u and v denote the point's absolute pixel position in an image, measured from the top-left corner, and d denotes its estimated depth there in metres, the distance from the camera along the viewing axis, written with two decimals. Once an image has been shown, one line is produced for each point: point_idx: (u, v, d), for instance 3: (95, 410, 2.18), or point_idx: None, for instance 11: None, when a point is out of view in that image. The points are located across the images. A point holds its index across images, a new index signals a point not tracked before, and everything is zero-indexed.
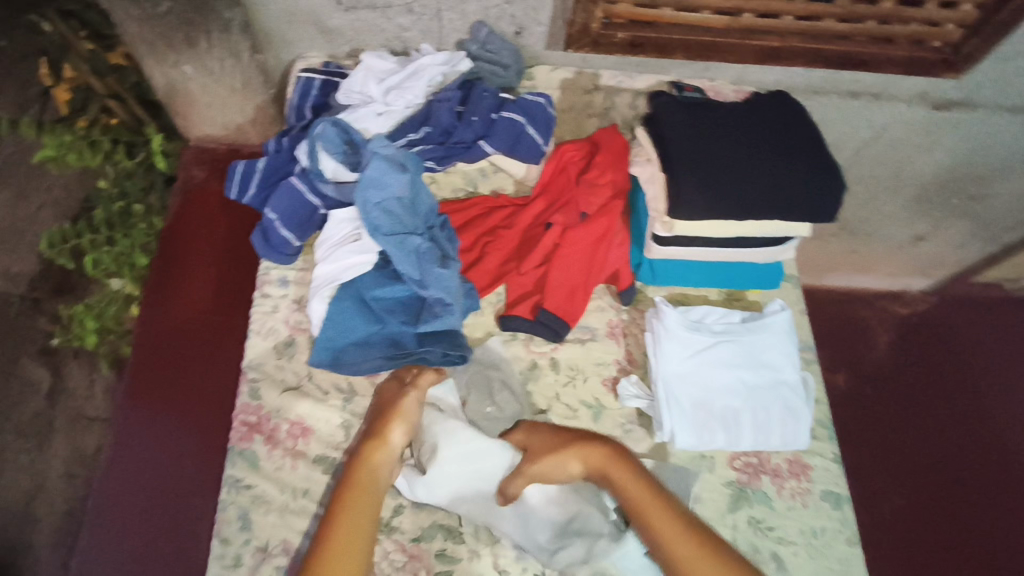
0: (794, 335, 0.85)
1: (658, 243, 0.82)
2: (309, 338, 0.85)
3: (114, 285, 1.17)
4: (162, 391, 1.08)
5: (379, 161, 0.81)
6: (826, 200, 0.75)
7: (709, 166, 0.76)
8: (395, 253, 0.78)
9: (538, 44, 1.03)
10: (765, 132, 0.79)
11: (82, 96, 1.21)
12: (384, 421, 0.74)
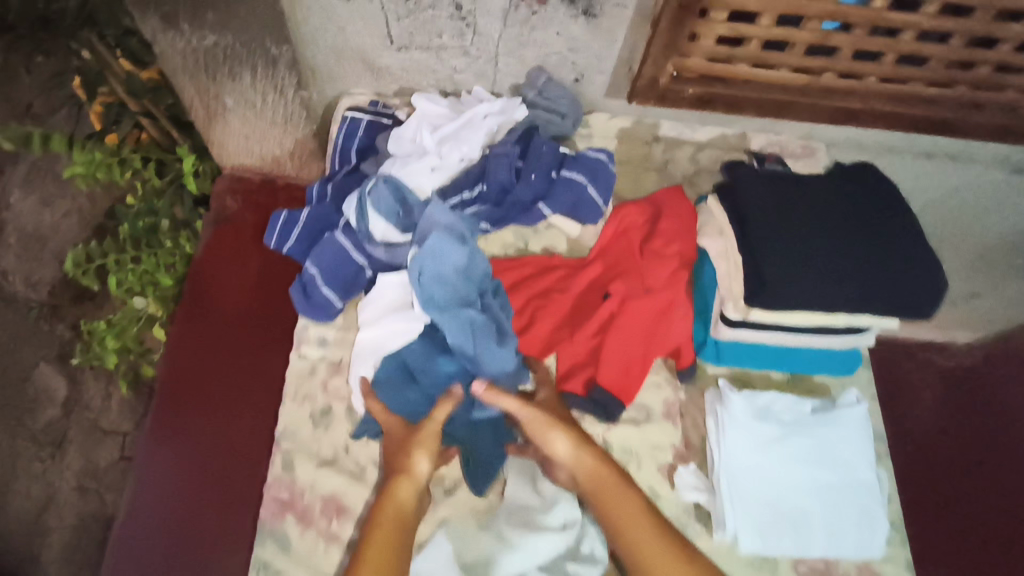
0: (869, 431, 0.79)
1: (726, 325, 0.76)
2: (347, 406, 0.80)
3: (137, 304, 1.23)
4: (192, 409, 1.02)
5: (438, 232, 0.78)
6: (923, 296, 0.69)
7: (794, 256, 0.69)
8: (450, 327, 0.75)
9: (597, 91, 0.98)
10: (853, 218, 0.72)
11: (114, 113, 1.20)
12: (404, 450, 0.71)
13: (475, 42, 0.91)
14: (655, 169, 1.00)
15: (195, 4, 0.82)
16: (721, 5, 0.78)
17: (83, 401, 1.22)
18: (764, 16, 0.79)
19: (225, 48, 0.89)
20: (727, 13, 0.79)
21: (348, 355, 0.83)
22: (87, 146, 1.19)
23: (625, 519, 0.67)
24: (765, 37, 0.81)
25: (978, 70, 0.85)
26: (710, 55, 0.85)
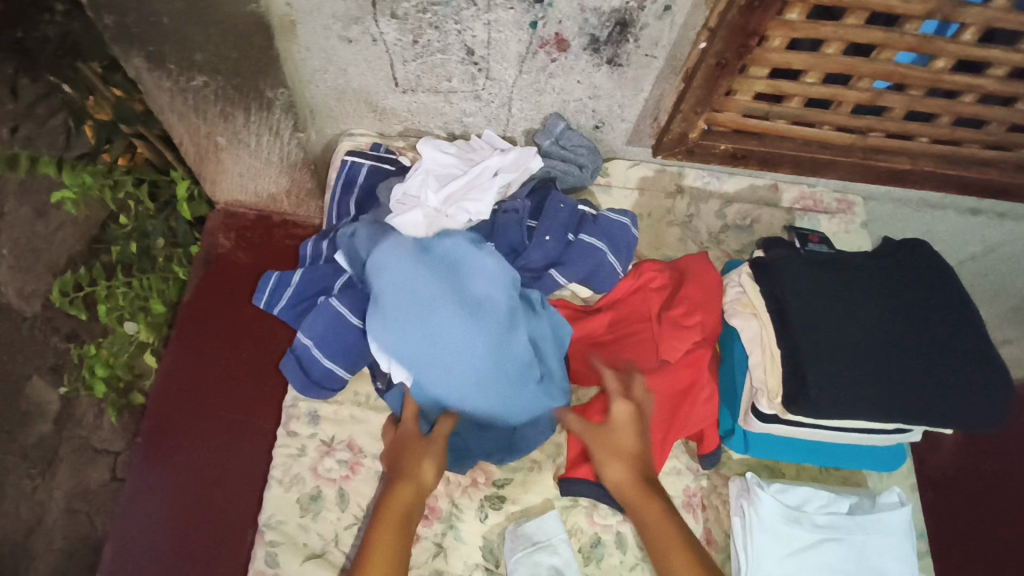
0: (913, 536, 0.71)
1: (759, 419, 0.69)
2: (339, 491, 0.73)
3: (127, 329, 1.14)
4: (178, 439, 1.02)
5: (386, 256, 0.70)
6: (976, 408, 0.64)
7: (839, 358, 0.64)
8: (468, 342, 0.68)
9: (617, 138, 0.90)
10: (899, 315, 0.68)
11: (106, 133, 1.06)
12: (410, 454, 0.68)
13: (487, 86, 0.83)
14: (678, 224, 0.92)
15: (183, 46, 0.75)
16: (764, 62, 0.71)
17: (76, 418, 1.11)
18: (809, 74, 0.72)
19: (216, 89, 0.82)
20: (768, 69, 0.73)
21: (340, 432, 0.75)
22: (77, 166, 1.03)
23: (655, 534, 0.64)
24: (809, 95, 0.74)
25: None
26: (747, 109, 0.78)
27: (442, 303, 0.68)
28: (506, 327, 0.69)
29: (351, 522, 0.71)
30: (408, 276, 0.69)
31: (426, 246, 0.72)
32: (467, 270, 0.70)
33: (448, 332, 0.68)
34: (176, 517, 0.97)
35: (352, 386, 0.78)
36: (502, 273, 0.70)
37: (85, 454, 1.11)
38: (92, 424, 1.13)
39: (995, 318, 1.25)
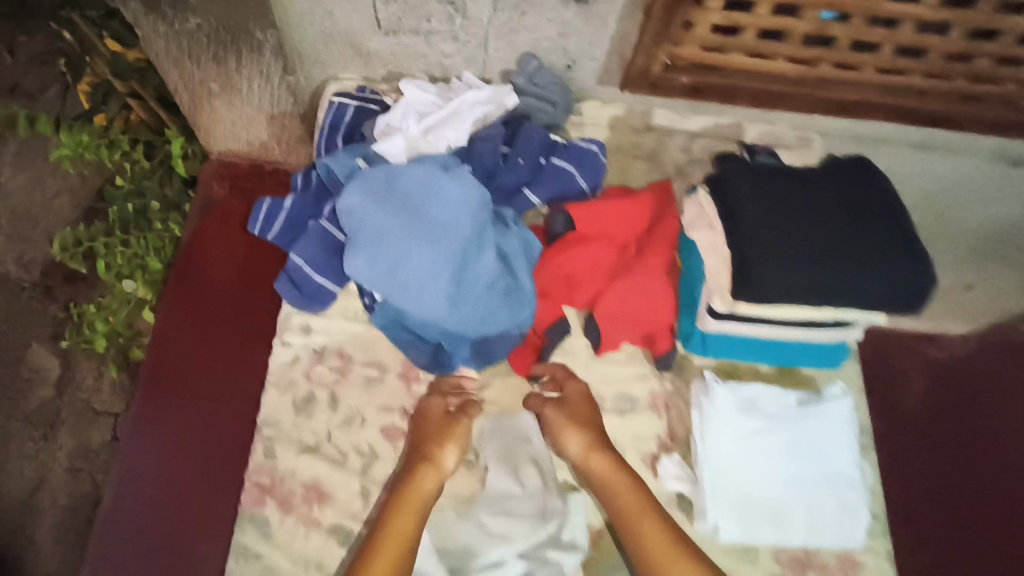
0: (855, 422, 0.79)
1: (713, 318, 0.76)
2: (330, 395, 0.80)
3: (126, 287, 1.20)
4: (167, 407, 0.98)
5: (354, 197, 0.71)
6: (914, 289, 0.68)
7: (782, 241, 0.69)
8: (434, 278, 0.71)
9: (588, 78, 0.96)
10: (844, 208, 0.71)
11: (101, 91, 1.22)
12: (437, 433, 0.75)
13: (465, 27, 0.89)
14: (643, 158, 0.98)
15: None
16: None
17: (74, 380, 1.18)
18: (759, 5, 0.79)
19: (210, 32, 0.88)
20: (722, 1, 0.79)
21: (331, 343, 0.82)
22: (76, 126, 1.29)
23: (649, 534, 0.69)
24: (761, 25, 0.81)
25: (977, 61, 0.85)
26: (705, 43, 0.85)
27: (408, 234, 0.71)
28: (474, 249, 0.73)
29: (342, 420, 0.79)
30: (371, 212, 0.71)
31: (388, 181, 0.73)
32: (431, 195, 0.72)
33: (417, 259, 0.70)
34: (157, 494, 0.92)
35: (342, 303, 0.84)
36: (466, 194, 0.73)
37: (86, 416, 1.16)
38: (93, 386, 1.17)
39: None
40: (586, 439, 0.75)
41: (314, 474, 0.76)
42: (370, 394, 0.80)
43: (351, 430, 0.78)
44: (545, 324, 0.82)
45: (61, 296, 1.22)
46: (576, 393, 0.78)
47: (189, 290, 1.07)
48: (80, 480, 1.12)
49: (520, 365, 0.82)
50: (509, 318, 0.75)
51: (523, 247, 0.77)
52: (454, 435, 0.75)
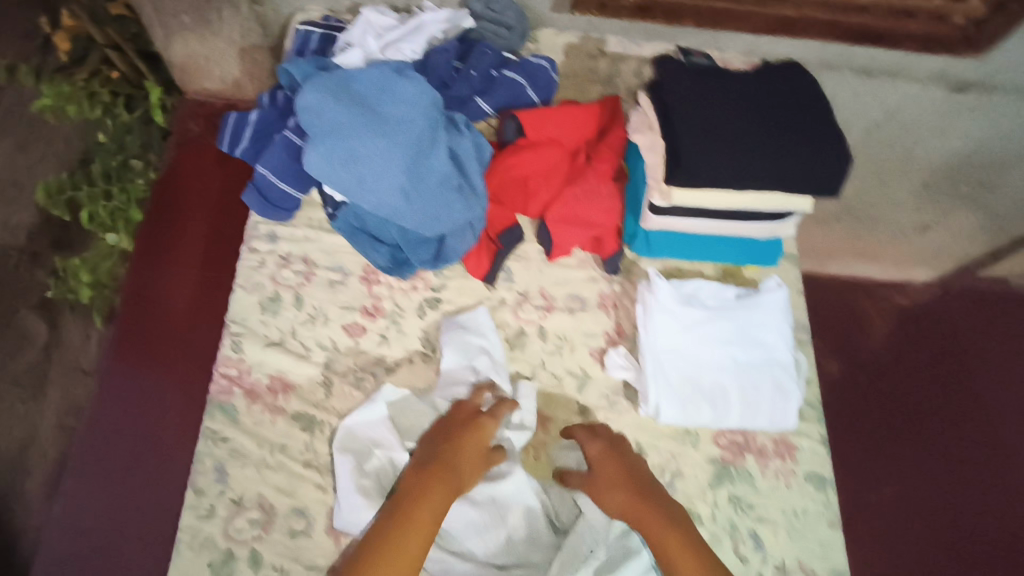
0: (789, 313, 0.84)
1: (653, 212, 0.80)
2: (295, 295, 0.83)
3: (109, 240, 1.14)
4: (145, 350, 1.02)
5: (312, 94, 0.75)
6: (828, 172, 0.73)
7: (711, 128, 0.73)
8: (389, 172, 0.75)
9: (542, 5, 1.00)
10: (769, 99, 0.76)
11: (82, 45, 1.27)
12: (461, 451, 0.72)
13: None
14: (600, 83, 1.02)
15: None
16: None
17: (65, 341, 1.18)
18: None
19: None
20: None
21: (296, 249, 0.86)
22: (56, 78, 1.22)
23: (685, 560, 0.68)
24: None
25: None
26: None
27: (364, 130, 0.75)
28: (426, 147, 0.77)
29: (306, 318, 0.82)
30: (328, 109, 0.75)
31: (344, 82, 0.77)
32: (385, 96, 0.77)
33: (372, 153, 0.75)
34: (138, 422, 0.96)
35: (306, 214, 0.88)
36: (418, 95, 0.78)
37: (74, 373, 1.15)
38: (80, 347, 1.17)
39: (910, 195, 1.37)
40: (619, 498, 0.72)
41: (278, 367, 0.80)
42: (332, 294, 0.84)
43: (315, 326, 0.82)
44: (498, 228, 0.86)
45: (49, 263, 1.22)
46: (597, 454, 0.75)
47: (162, 227, 1.13)
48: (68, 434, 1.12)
49: (475, 268, 0.86)
50: (462, 215, 0.79)
51: (474, 149, 0.82)
52: (472, 454, 0.72)
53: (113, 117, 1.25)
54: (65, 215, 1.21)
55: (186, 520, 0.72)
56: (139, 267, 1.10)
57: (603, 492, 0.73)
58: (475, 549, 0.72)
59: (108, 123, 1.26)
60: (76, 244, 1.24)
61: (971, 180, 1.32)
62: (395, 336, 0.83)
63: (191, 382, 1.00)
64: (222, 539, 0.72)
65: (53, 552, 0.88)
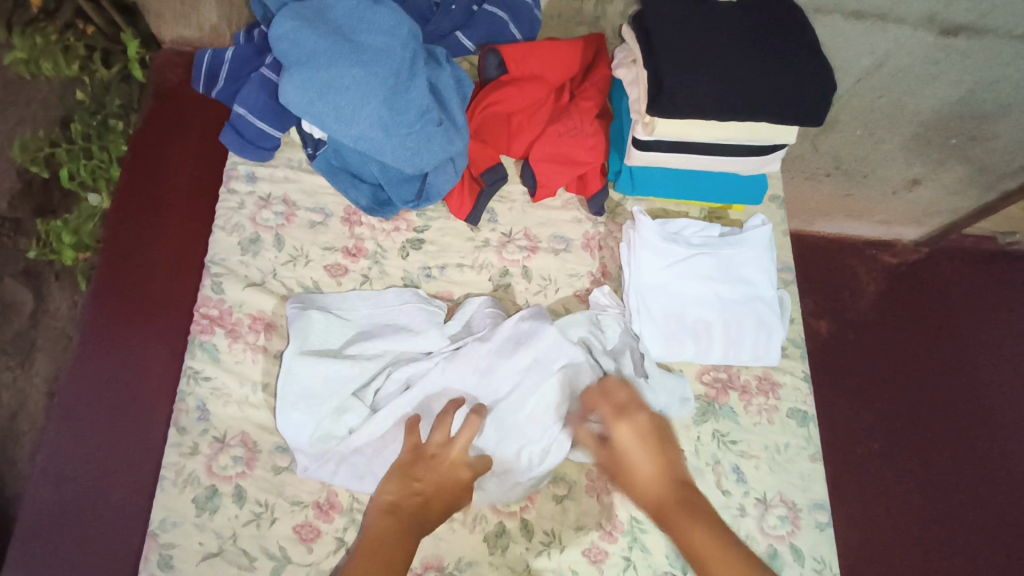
0: (773, 251, 0.85)
1: (638, 148, 0.79)
2: (276, 236, 0.82)
3: (92, 200, 1.17)
4: (129, 305, 1.00)
5: (288, 23, 0.74)
6: (812, 99, 0.72)
7: (694, 56, 0.72)
8: (366, 103, 0.74)
9: None
10: (754, 30, 0.75)
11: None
12: (444, 495, 0.67)
13: None
14: (586, 24, 1.00)
15: None
16: None
17: (50, 308, 1.17)
18: None
19: None
20: None
21: (276, 190, 0.85)
22: (26, 31, 1.21)
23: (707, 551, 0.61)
24: None
25: None
26: None
27: (340, 58, 0.73)
28: (405, 77, 0.76)
29: (287, 259, 0.81)
30: (302, 37, 0.74)
31: (321, 12, 0.76)
32: (362, 24, 0.76)
33: (349, 82, 0.73)
34: (117, 372, 0.95)
35: (286, 154, 0.87)
36: (395, 24, 0.76)
37: (60, 341, 1.17)
38: (65, 315, 1.18)
39: (898, 149, 1.36)
40: (657, 475, 0.66)
41: (260, 310, 0.78)
42: (314, 236, 0.83)
43: (296, 267, 0.81)
44: (481, 167, 0.84)
45: (31, 229, 1.19)
46: (627, 437, 0.67)
47: (135, 183, 1.09)
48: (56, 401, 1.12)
49: (458, 209, 0.85)
50: (443, 151, 0.79)
51: (454, 83, 0.81)
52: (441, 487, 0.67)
53: (90, 74, 1.24)
54: (42, 172, 1.19)
55: (169, 458, 0.71)
56: (121, 213, 1.07)
57: (643, 476, 0.67)
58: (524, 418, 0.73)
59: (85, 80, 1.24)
60: (59, 209, 1.21)
61: (960, 133, 1.32)
62: (378, 278, 0.82)
63: (174, 330, 1.00)
64: (205, 476, 0.70)
65: (38, 499, 0.87)
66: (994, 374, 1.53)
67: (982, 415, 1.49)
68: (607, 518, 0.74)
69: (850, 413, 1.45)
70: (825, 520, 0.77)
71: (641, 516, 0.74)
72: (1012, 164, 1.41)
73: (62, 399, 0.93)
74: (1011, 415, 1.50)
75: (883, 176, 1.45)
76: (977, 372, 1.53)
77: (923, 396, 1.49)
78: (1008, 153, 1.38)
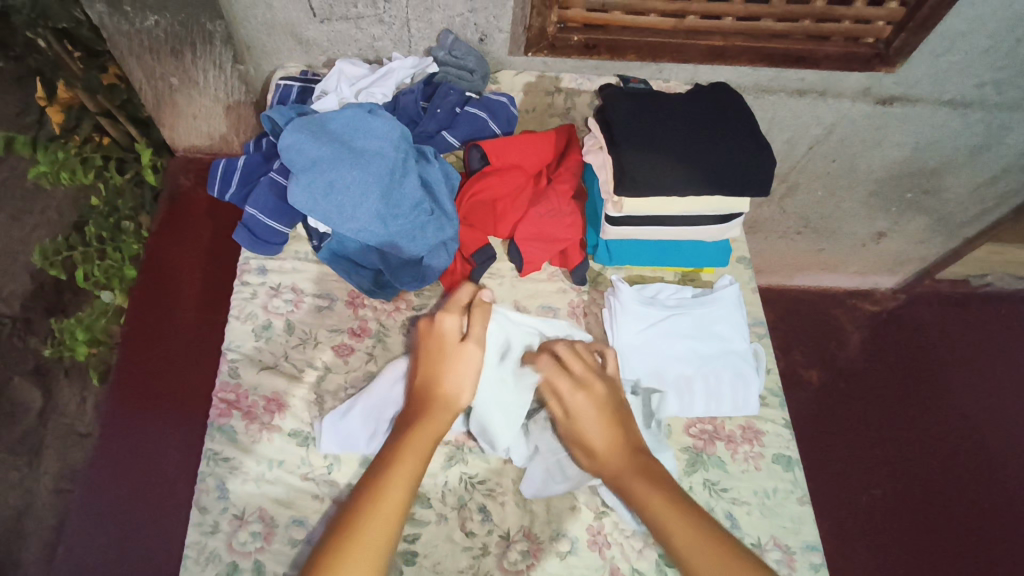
0: (742, 307, 0.93)
1: (611, 224, 0.88)
2: (286, 322, 0.90)
3: (105, 298, 1.29)
4: (144, 401, 1.25)
5: (294, 134, 0.84)
6: (758, 172, 0.82)
7: (651, 143, 0.82)
8: (365, 197, 0.84)
9: (501, 50, 1.08)
10: (702, 118, 0.86)
11: (74, 115, 1.19)
12: (438, 370, 0.74)
13: (387, 9, 1.01)
14: (558, 115, 1.11)
15: None
16: None
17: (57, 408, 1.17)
18: None
19: (166, 27, 1.06)
20: None
21: (285, 280, 0.93)
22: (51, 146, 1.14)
23: (655, 502, 0.67)
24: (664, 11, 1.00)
25: (814, 3, 1.01)
26: (587, 4, 1.00)
27: (339, 161, 0.84)
28: (398, 174, 0.86)
29: (297, 342, 0.88)
30: (306, 146, 0.84)
31: (322, 124, 0.87)
32: (358, 132, 0.87)
33: (349, 183, 0.83)
34: (139, 459, 1.19)
35: (293, 247, 0.96)
36: (388, 130, 0.87)
37: (70, 438, 1.19)
38: (76, 411, 1.20)
39: (860, 205, 1.47)
40: (615, 435, 0.73)
41: (273, 389, 0.84)
42: (321, 319, 0.90)
43: (306, 349, 0.88)
44: (471, 248, 0.93)
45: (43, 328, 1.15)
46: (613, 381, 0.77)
47: (149, 288, 1.36)
48: (64, 500, 1.15)
49: (451, 285, 0.93)
50: (437, 236, 0.88)
51: (444, 177, 0.91)
52: (447, 375, 0.74)
53: (105, 179, 1.31)
54: (60, 273, 1.19)
55: (191, 538, 0.75)
56: (138, 316, 1.33)
57: (599, 449, 0.73)
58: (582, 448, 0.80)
59: (99, 186, 1.29)
60: (66, 307, 1.20)
61: (914, 189, 1.43)
62: (380, 355, 0.88)
63: (186, 420, 1.24)
64: (226, 553, 0.74)
65: None
66: (983, 413, 1.58)
67: (978, 455, 1.52)
68: (609, 572, 0.77)
69: (849, 460, 1.48)
70: (818, 561, 0.80)
71: (643, 568, 0.78)
72: (968, 213, 1.51)
73: (85, 490, 1.17)
74: (1004, 452, 1.53)
75: (851, 232, 1.56)
76: (967, 411, 1.58)
77: (917, 437, 1.53)
78: (963, 203, 1.48)
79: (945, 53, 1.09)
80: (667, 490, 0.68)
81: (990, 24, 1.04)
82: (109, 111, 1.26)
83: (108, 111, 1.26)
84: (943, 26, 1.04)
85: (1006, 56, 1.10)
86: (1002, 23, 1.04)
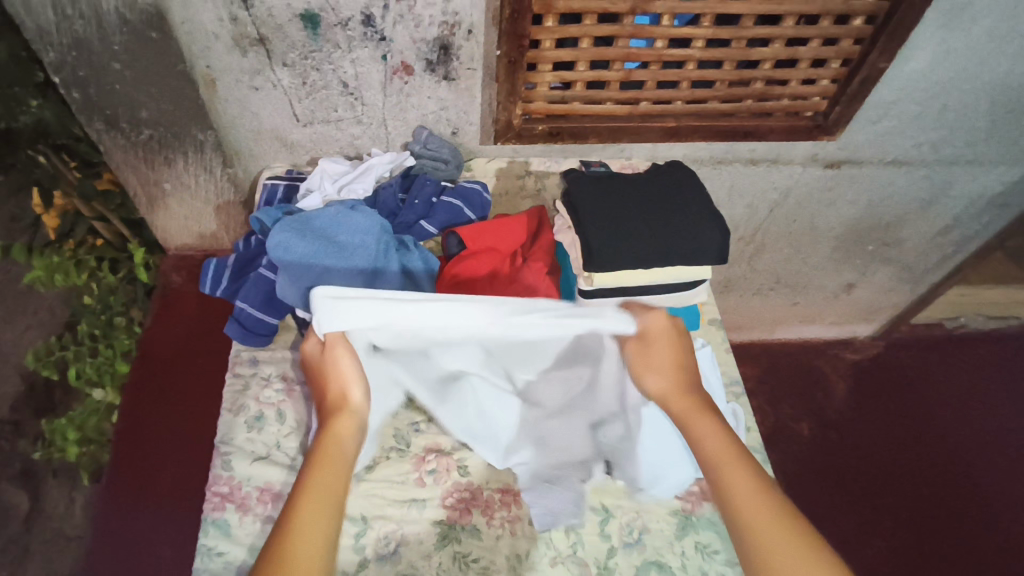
0: (716, 368, 0.96)
1: (584, 297, 0.93)
2: (277, 411, 0.92)
3: (97, 395, 1.32)
4: (139, 496, 1.31)
5: (282, 231, 0.89)
6: (714, 239, 0.89)
7: (613, 223, 0.88)
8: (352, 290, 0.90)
9: (472, 140, 1.17)
10: (656, 194, 0.93)
11: (69, 220, 1.23)
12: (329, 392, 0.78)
13: (364, 111, 1.10)
14: (530, 198, 1.19)
15: (131, 106, 1.06)
16: (544, 59, 1.00)
17: (47, 511, 1.16)
18: (579, 64, 1.02)
19: (159, 139, 1.13)
20: (550, 65, 1.02)
21: (276, 370, 0.96)
22: (45, 251, 1.18)
23: (713, 438, 0.73)
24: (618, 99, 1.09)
25: (754, 85, 1.10)
26: (549, 97, 1.08)
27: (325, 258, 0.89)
28: (381, 265, 0.92)
29: (290, 430, 0.91)
30: (293, 244, 0.89)
31: (307, 221, 0.92)
32: (343, 228, 0.92)
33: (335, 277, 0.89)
34: (137, 554, 1.25)
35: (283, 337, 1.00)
36: (370, 224, 0.93)
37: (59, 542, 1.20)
38: (63, 514, 1.19)
39: (826, 260, 1.54)
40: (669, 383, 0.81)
41: (267, 479, 0.86)
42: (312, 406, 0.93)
43: (298, 437, 0.90)
44: None
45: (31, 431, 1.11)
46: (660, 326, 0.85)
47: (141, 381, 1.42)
48: None
49: None
50: None
51: (423, 264, 0.96)
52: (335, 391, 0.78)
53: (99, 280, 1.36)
54: (53, 374, 1.19)
55: None
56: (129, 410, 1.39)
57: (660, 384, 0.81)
58: (577, 457, 0.87)
59: (93, 286, 1.33)
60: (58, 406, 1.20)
61: (873, 241, 1.51)
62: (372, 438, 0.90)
63: (182, 512, 1.30)
64: None
65: None
66: (976, 455, 1.59)
67: (971, 495, 1.53)
68: None
69: (845, 510, 1.49)
70: None
71: None
72: (929, 261, 1.58)
73: None
74: (996, 490, 1.54)
75: (820, 286, 1.63)
76: (957, 453, 1.59)
77: (911, 483, 1.53)
78: (923, 252, 1.55)
79: (880, 120, 1.19)
80: (725, 440, 0.73)
81: (915, 93, 1.13)
82: (103, 215, 1.32)
83: (103, 215, 1.31)
84: (872, 98, 1.14)
85: (937, 119, 1.20)
86: (927, 92, 1.14)
